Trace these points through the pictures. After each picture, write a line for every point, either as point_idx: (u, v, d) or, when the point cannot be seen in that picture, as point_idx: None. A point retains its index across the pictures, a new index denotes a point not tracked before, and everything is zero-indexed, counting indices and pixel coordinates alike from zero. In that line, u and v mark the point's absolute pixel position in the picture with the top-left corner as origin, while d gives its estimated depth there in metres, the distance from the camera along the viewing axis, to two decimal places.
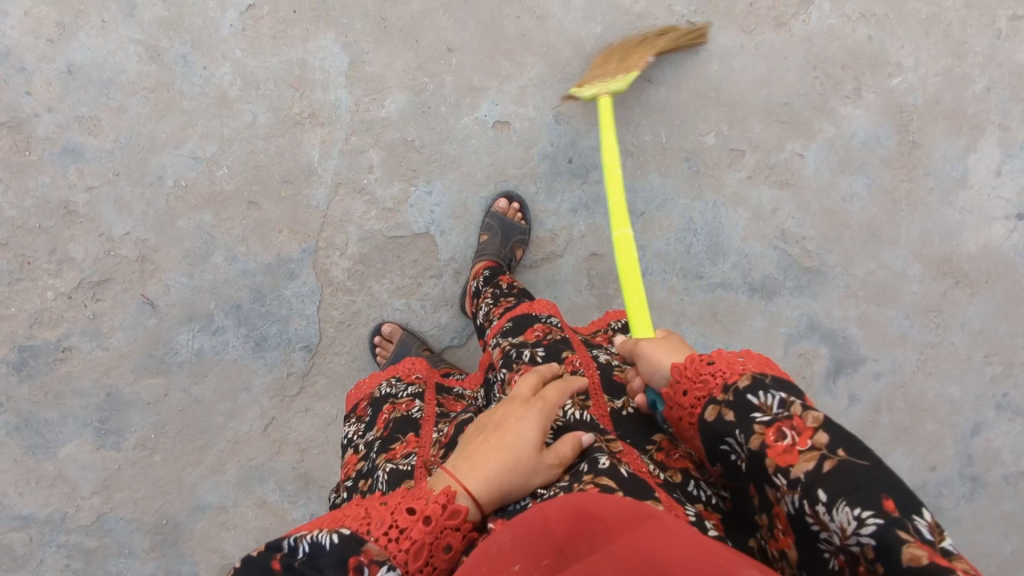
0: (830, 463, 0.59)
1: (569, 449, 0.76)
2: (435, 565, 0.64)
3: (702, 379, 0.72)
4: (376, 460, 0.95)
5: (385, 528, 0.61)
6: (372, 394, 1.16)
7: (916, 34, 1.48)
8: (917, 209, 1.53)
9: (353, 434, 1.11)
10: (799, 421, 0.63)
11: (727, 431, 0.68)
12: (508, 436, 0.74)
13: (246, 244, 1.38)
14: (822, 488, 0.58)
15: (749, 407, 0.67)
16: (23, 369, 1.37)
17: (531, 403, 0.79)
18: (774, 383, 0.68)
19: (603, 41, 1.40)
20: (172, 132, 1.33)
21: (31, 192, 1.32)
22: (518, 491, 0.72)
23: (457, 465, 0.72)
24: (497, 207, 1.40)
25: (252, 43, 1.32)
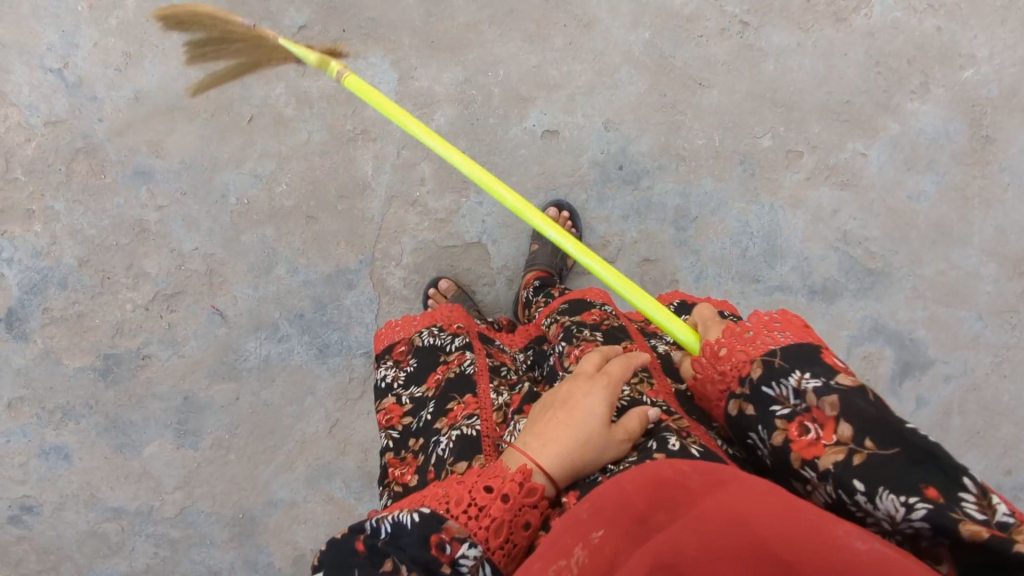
0: (861, 456, 0.56)
1: (637, 424, 0.74)
2: (515, 543, 0.63)
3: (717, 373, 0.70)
4: (433, 421, 0.96)
5: (464, 505, 0.62)
6: (414, 339, 1.15)
7: (989, 23, 1.41)
8: (991, 206, 1.46)
9: (393, 380, 1.11)
10: (819, 413, 0.61)
11: (751, 426, 0.66)
12: (577, 412, 0.71)
13: (306, 256, 1.43)
14: (855, 479, 0.55)
15: (765, 400, 0.64)
16: (108, 375, 1.47)
17: (595, 378, 0.76)
18: (787, 365, 0.65)
19: (652, 45, 1.38)
20: (234, 152, 1.39)
21: (107, 212, 1.40)
22: (592, 468, 0.69)
23: (527, 442, 0.69)
24: (546, 216, 1.40)
25: (304, 64, 1.37)
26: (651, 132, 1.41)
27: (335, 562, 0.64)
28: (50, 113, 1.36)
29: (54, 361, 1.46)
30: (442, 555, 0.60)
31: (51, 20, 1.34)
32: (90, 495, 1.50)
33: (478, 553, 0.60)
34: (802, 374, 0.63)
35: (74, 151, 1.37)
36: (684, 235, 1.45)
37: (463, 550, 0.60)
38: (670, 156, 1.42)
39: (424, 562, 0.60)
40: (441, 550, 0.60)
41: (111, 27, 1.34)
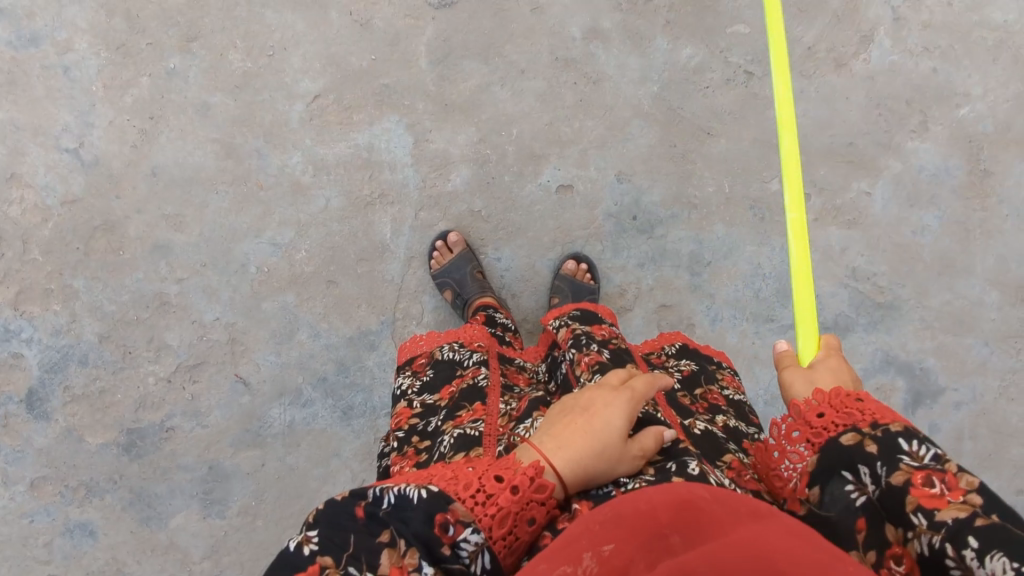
0: (983, 519, 0.58)
1: (653, 443, 0.80)
2: (517, 536, 0.69)
3: (846, 410, 0.71)
4: (441, 424, 1.02)
5: (472, 491, 0.68)
6: (433, 351, 1.20)
7: (983, 62, 1.45)
8: (992, 236, 1.51)
9: (407, 386, 1.16)
10: (952, 477, 0.62)
11: (865, 463, 0.67)
12: (596, 420, 0.78)
13: (328, 320, 1.44)
14: (973, 536, 0.57)
15: (897, 448, 0.65)
16: (132, 449, 1.46)
17: (619, 391, 0.83)
18: (933, 436, 0.66)
19: (661, 98, 1.41)
20: (252, 222, 1.39)
21: (127, 287, 1.40)
22: (600, 478, 0.76)
23: (544, 442, 0.76)
24: (566, 268, 1.42)
25: (320, 131, 1.38)
26: (663, 182, 1.44)
27: (327, 520, 0.66)
28: (68, 192, 1.36)
29: (76, 438, 1.44)
30: (445, 535, 0.65)
31: (65, 101, 1.34)
32: (116, 570, 1.47)
33: (478, 539, 0.66)
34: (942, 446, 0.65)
35: (92, 229, 1.38)
36: (699, 279, 1.47)
37: (465, 534, 0.66)
38: (683, 206, 1.45)
39: (426, 538, 0.64)
40: (444, 530, 0.65)
41: (126, 105, 1.34)
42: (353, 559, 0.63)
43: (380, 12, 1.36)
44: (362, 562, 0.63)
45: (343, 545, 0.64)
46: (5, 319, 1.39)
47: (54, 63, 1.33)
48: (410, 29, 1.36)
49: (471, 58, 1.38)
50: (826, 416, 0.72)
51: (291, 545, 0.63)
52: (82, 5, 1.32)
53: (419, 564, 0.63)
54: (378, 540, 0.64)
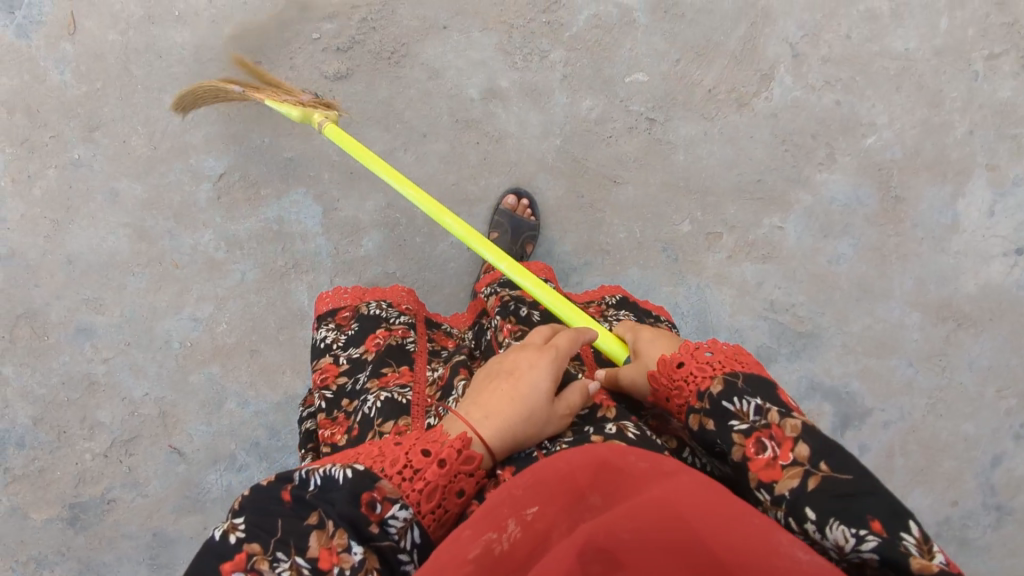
0: (814, 480, 0.62)
1: (578, 397, 0.82)
2: (447, 508, 0.69)
3: (676, 384, 0.75)
4: (366, 383, 1.03)
5: (399, 467, 0.67)
6: (359, 308, 1.22)
7: (886, 91, 1.46)
8: (908, 260, 1.51)
9: (332, 340, 1.17)
10: (778, 431, 0.66)
11: (711, 441, 0.71)
12: (522, 384, 0.78)
13: (255, 388, 1.47)
14: (809, 507, 0.61)
15: (725, 415, 0.70)
16: (76, 522, 1.49)
17: (544, 351, 0.83)
18: (748, 386, 0.70)
19: (565, 152, 1.43)
20: (171, 300, 1.42)
21: (55, 370, 1.43)
22: (530, 441, 0.77)
23: (471, 412, 0.75)
24: (506, 204, 1.41)
25: (229, 208, 1.40)
26: (574, 232, 1.46)
27: (253, 506, 0.64)
28: None
29: (21, 515, 1.48)
30: (372, 513, 0.64)
31: None
32: None
33: (406, 515, 0.65)
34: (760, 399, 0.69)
35: (15, 318, 1.41)
36: None
37: (393, 511, 0.65)
38: (596, 253, 1.47)
39: (353, 518, 0.63)
40: (372, 508, 0.64)
41: (35, 197, 1.37)
42: (281, 544, 0.62)
43: (277, 87, 1.36)
44: (290, 547, 0.62)
45: (271, 530, 0.63)
46: None
47: None
48: (308, 103, 1.38)
49: (371, 125, 1.39)
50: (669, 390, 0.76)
51: (215, 534, 0.61)
52: None
53: (348, 545, 0.63)
54: (305, 523, 0.63)
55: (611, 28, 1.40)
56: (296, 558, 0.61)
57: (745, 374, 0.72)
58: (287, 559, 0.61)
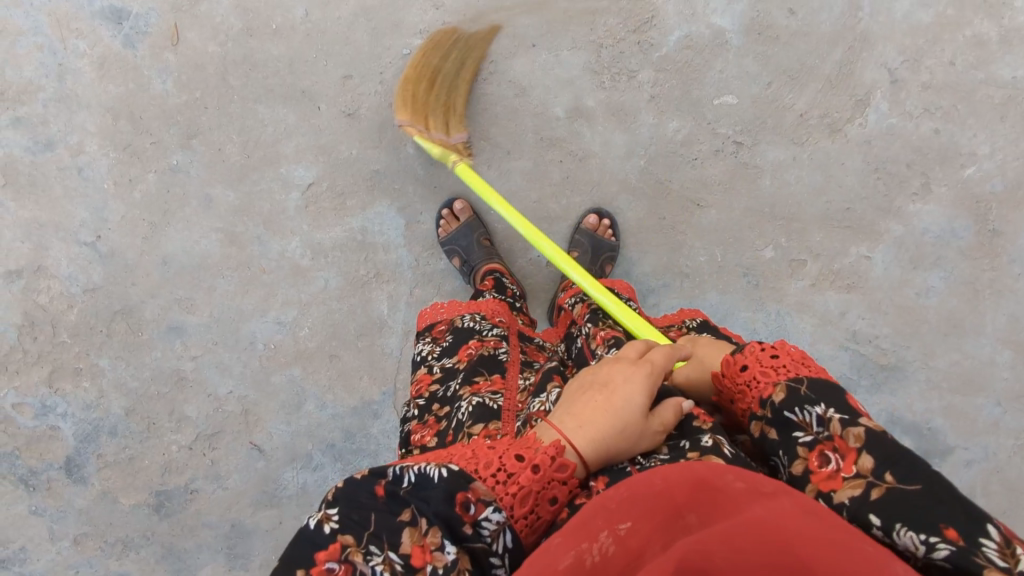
0: (879, 491, 0.62)
1: (672, 415, 0.81)
2: (539, 515, 0.71)
3: (738, 394, 0.76)
4: (459, 390, 1.03)
5: (493, 471, 0.70)
6: (453, 320, 1.23)
7: (990, 120, 1.40)
8: (1003, 296, 1.46)
9: (428, 352, 1.19)
10: (841, 442, 0.66)
11: (773, 451, 0.72)
12: (616, 398, 0.79)
13: (333, 391, 1.51)
14: (875, 513, 0.61)
15: (788, 427, 0.70)
16: (161, 508, 1.56)
17: (639, 365, 0.84)
18: (811, 394, 0.70)
19: (648, 172, 1.42)
20: (256, 303, 1.47)
21: (147, 365, 1.50)
22: (624, 455, 0.77)
23: (564, 421, 0.77)
24: (587, 223, 1.41)
25: (316, 217, 1.43)
26: (654, 253, 1.46)
27: (347, 497, 0.67)
28: (88, 281, 1.46)
29: (111, 499, 1.56)
30: (466, 513, 0.67)
31: (81, 198, 1.42)
32: None
33: (499, 518, 0.68)
34: (826, 405, 0.69)
35: (112, 314, 1.47)
36: None
37: (486, 513, 0.68)
38: (674, 275, 1.46)
39: (447, 518, 0.67)
40: (466, 509, 0.67)
41: (135, 200, 1.42)
42: (375, 538, 0.65)
43: (367, 101, 1.39)
44: (383, 541, 0.65)
45: (365, 523, 0.66)
46: (41, 396, 1.51)
47: (68, 164, 1.40)
48: (395, 118, 1.40)
49: (456, 141, 1.40)
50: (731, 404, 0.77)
51: (311, 523, 0.65)
52: (90, 111, 1.38)
53: (441, 544, 0.66)
54: (398, 519, 0.66)
55: (702, 49, 1.37)
56: (389, 553, 0.65)
57: (810, 379, 0.72)
58: (381, 553, 0.64)
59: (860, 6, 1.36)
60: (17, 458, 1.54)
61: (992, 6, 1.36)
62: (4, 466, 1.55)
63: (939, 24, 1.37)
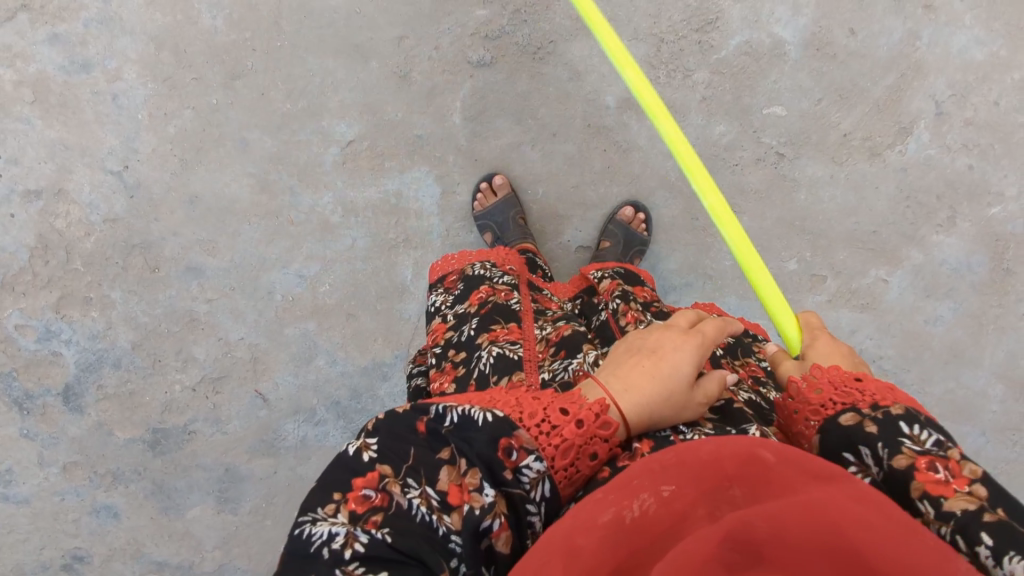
0: (991, 516, 0.58)
1: (715, 387, 0.79)
2: (578, 469, 0.68)
3: (846, 390, 0.73)
4: (476, 336, 1.01)
5: (538, 420, 0.67)
6: (463, 270, 1.21)
7: (1021, 163, 1.43)
8: (1006, 332, 1.50)
9: (441, 302, 1.17)
10: (956, 466, 0.63)
11: (864, 443, 0.68)
12: (665, 365, 0.76)
13: (345, 349, 1.49)
14: (986, 532, 0.57)
15: (898, 431, 0.67)
16: (156, 446, 1.54)
17: (689, 335, 0.81)
18: (926, 418, 0.68)
19: (689, 173, 1.43)
20: (281, 254, 1.45)
21: (160, 303, 1.47)
22: (666, 421, 0.75)
23: (611, 382, 0.75)
24: (623, 214, 1.40)
25: (352, 174, 1.41)
26: (681, 252, 1.46)
27: (388, 429, 0.67)
28: (110, 211, 1.43)
29: (106, 431, 1.53)
30: (507, 459, 0.65)
31: (112, 125, 1.39)
32: (135, 551, 1.56)
33: (540, 467, 0.66)
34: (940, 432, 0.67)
35: (130, 247, 1.44)
36: None
37: (528, 461, 0.65)
38: (699, 275, 1.46)
39: (489, 460, 0.64)
40: (508, 455, 0.65)
41: (168, 134, 1.39)
42: (412, 472, 0.65)
43: (419, 65, 1.37)
44: (421, 476, 0.65)
45: (403, 457, 0.66)
46: (46, 320, 1.47)
47: (103, 90, 1.37)
48: (447, 85, 1.38)
49: (504, 117, 1.39)
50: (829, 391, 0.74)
51: (350, 450, 0.66)
52: (134, 38, 1.36)
53: (480, 485, 0.63)
54: (438, 456, 0.66)
55: (760, 57, 1.38)
56: (425, 487, 0.64)
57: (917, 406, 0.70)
58: (417, 487, 0.64)
59: (919, 35, 1.38)
60: (14, 378, 1.50)
61: None
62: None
63: (990, 63, 1.39)
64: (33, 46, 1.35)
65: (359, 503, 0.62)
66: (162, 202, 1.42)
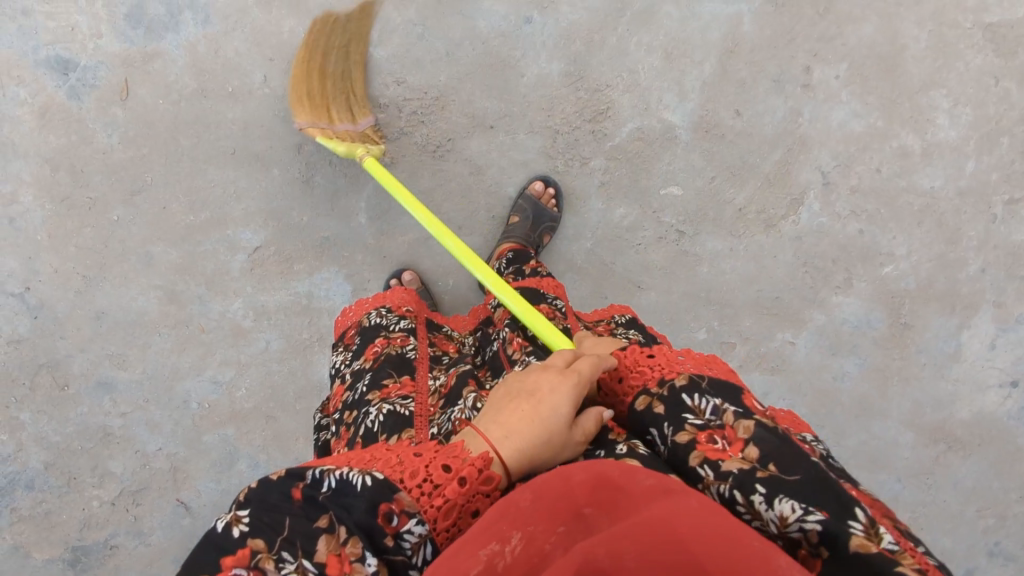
0: (763, 471, 0.64)
1: (595, 424, 0.75)
2: (460, 528, 0.65)
3: (642, 372, 0.76)
4: (367, 394, 0.95)
5: (419, 480, 0.63)
6: (362, 320, 1.18)
7: (908, 225, 1.49)
8: (909, 383, 1.55)
9: (340, 361, 1.14)
10: (731, 431, 0.69)
11: (655, 424, 0.72)
12: (544, 407, 0.72)
13: (267, 451, 1.48)
14: (759, 483, 0.63)
15: (680, 407, 0.72)
16: (76, 564, 1.50)
17: (566, 375, 0.77)
18: (711, 387, 0.73)
19: (595, 255, 1.48)
20: (193, 362, 1.43)
21: (71, 420, 1.44)
22: (547, 466, 0.71)
23: (490, 429, 0.70)
24: (532, 189, 1.40)
25: (261, 280, 1.42)
26: None
27: (261, 499, 0.60)
28: (13, 333, 1.40)
29: (23, 553, 1.49)
30: (388, 526, 0.60)
31: (11, 249, 1.37)
32: None
33: (422, 530, 0.62)
34: (723, 400, 0.72)
35: (37, 366, 1.42)
36: None
37: (409, 525, 0.61)
38: None
39: (368, 527, 0.60)
40: (388, 520, 0.60)
41: (70, 253, 1.37)
42: (288, 544, 0.58)
43: (320, 169, 1.38)
44: (298, 548, 0.57)
45: (277, 527, 0.59)
46: None
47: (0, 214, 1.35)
48: (349, 186, 1.39)
49: (409, 214, 1.41)
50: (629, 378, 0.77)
51: (220, 526, 0.58)
52: (27, 160, 1.33)
53: (362, 555, 0.58)
54: (315, 525, 0.59)
55: (653, 141, 1.42)
56: (303, 561, 0.57)
57: (711, 377, 0.74)
58: (294, 561, 0.57)
59: (801, 112, 1.44)
60: None
61: (918, 121, 1.45)
62: None
63: (869, 134, 1.46)
64: None
65: None
66: (70, 320, 1.40)
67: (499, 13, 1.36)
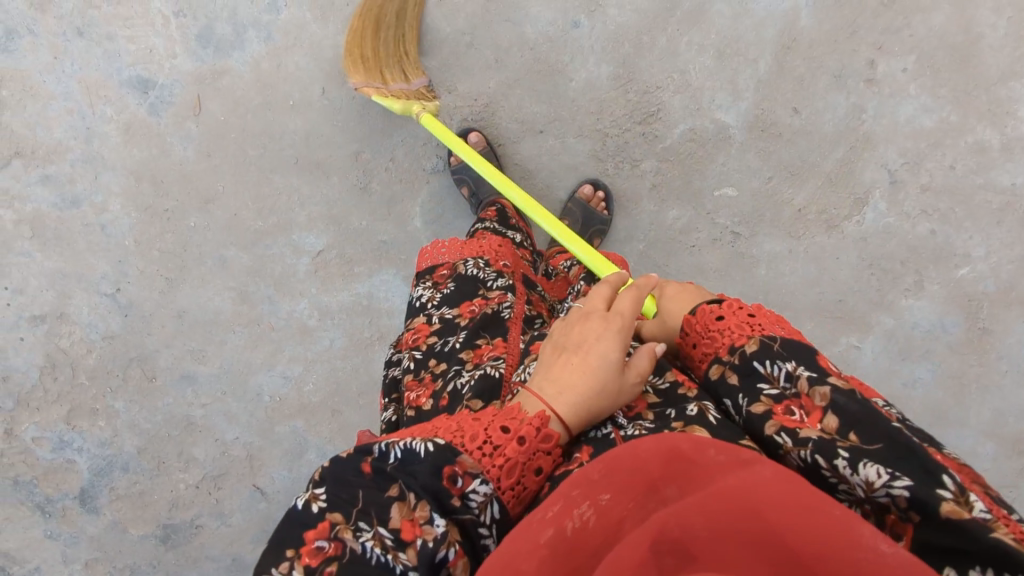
0: (843, 439, 0.60)
1: (648, 359, 0.74)
2: (526, 485, 0.66)
3: (710, 338, 0.74)
4: (458, 350, 0.92)
5: (480, 442, 0.64)
6: (456, 266, 1.09)
7: (987, 224, 1.39)
8: (989, 392, 1.43)
9: (427, 298, 1.05)
10: (807, 399, 0.65)
11: (730, 394, 0.70)
12: (593, 358, 0.72)
13: (333, 443, 1.54)
14: (839, 448, 0.59)
15: (755, 375, 0.69)
16: (167, 539, 1.57)
17: (609, 320, 0.76)
18: (783, 350, 0.69)
19: (647, 256, 1.47)
20: (264, 358, 1.53)
21: (159, 409, 1.54)
22: (606, 415, 0.72)
23: (544, 388, 0.71)
24: (581, 193, 1.44)
25: (325, 282, 1.50)
26: None
27: (335, 477, 0.63)
28: (107, 329, 1.52)
29: (121, 528, 1.57)
30: (453, 487, 0.62)
31: (102, 253, 1.49)
32: None
33: (487, 489, 0.63)
34: (795, 360, 0.68)
35: (128, 360, 1.53)
36: None
37: (474, 486, 0.63)
38: None
39: (435, 491, 0.62)
40: (453, 482, 0.62)
41: (154, 257, 1.49)
42: (363, 515, 0.61)
43: (377, 176, 1.46)
44: (373, 518, 0.61)
45: (353, 501, 0.62)
46: (60, 431, 1.55)
47: (92, 222, 1.48)
48: (404, 192, 1.46)
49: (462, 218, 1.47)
50: (699, 352, 0.75)
51: (298, 504, 0.61)
52: (115, 172, 1.46)
53: (430, 517, 0.60)
54: (387, 495, 0.62)
55: (705, 142, 1.41)
56: (378, 528, 0.60)
57: (782, 338, 0.71)
58: (370, 529, 0.60)
59: (864, 108, 1.39)
60: (35, 485, 1.57)
61: (996, 114, 1.36)
62: (21, 493, 1.57)
63: (941, 129, 1.38)
64: (27, 188, 1.46)
65: (314, 556, 0.58)
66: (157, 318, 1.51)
67: (546, 18, 1.39)
